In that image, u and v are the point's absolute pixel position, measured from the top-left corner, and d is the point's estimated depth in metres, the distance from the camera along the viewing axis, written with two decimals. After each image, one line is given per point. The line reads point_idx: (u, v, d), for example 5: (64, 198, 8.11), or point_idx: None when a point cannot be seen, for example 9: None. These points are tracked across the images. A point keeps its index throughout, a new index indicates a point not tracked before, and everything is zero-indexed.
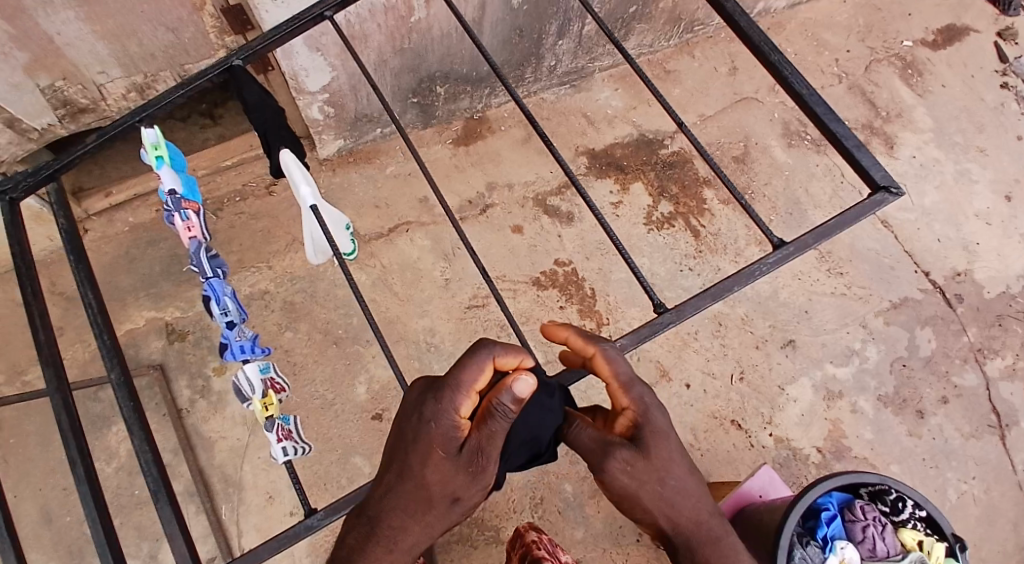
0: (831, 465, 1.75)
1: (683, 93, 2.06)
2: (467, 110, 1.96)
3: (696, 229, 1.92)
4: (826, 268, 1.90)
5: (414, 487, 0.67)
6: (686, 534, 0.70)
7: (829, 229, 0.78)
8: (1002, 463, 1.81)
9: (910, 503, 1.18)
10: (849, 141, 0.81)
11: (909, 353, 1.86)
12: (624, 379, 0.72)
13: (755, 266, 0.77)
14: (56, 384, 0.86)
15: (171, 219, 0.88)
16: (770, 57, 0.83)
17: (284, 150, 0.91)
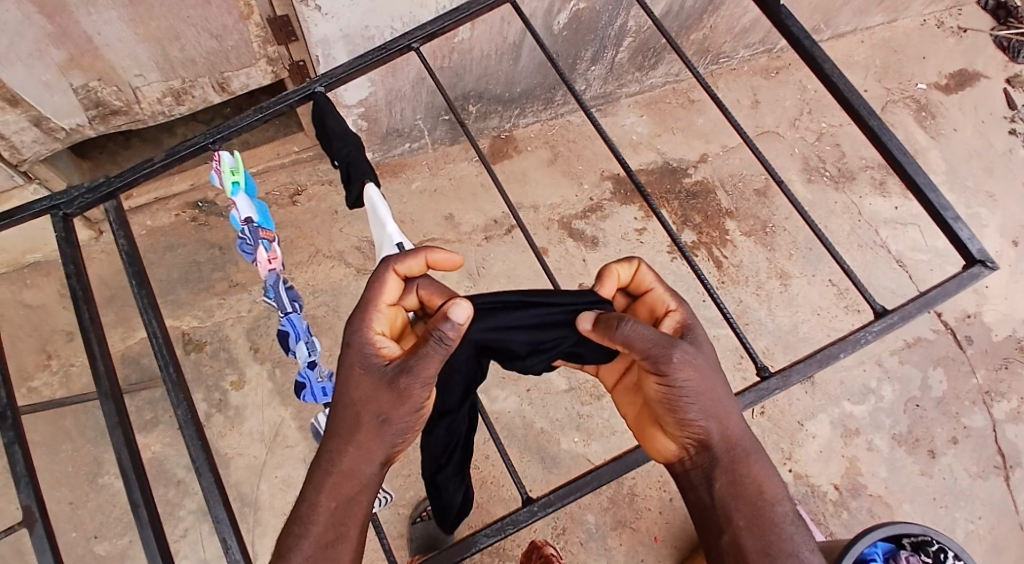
0: (848, 503, 1.81)
1: (707, 123, 2.08)
2: (495, 129, 1.95)
3: (718, 259, 1.93)
4: (844, 305, 1.93)
5: (343, 409, 0.70)
6: (728, 449, 0.72)
7: (928, 301, 0.80)
8: (1006, 502, 1.85)
9: (950, 554, 1.21)
10: (947, 212, 0.82)
11: (922, 393, 1.91)
12: (670, 287, 0.81)
13: (862, 334, 0.80)
14: (117, 419, 0.81)
15: (249, 248, 0.89)
16: (869, 122, 0.84)
17: (368, 183, 0.91)
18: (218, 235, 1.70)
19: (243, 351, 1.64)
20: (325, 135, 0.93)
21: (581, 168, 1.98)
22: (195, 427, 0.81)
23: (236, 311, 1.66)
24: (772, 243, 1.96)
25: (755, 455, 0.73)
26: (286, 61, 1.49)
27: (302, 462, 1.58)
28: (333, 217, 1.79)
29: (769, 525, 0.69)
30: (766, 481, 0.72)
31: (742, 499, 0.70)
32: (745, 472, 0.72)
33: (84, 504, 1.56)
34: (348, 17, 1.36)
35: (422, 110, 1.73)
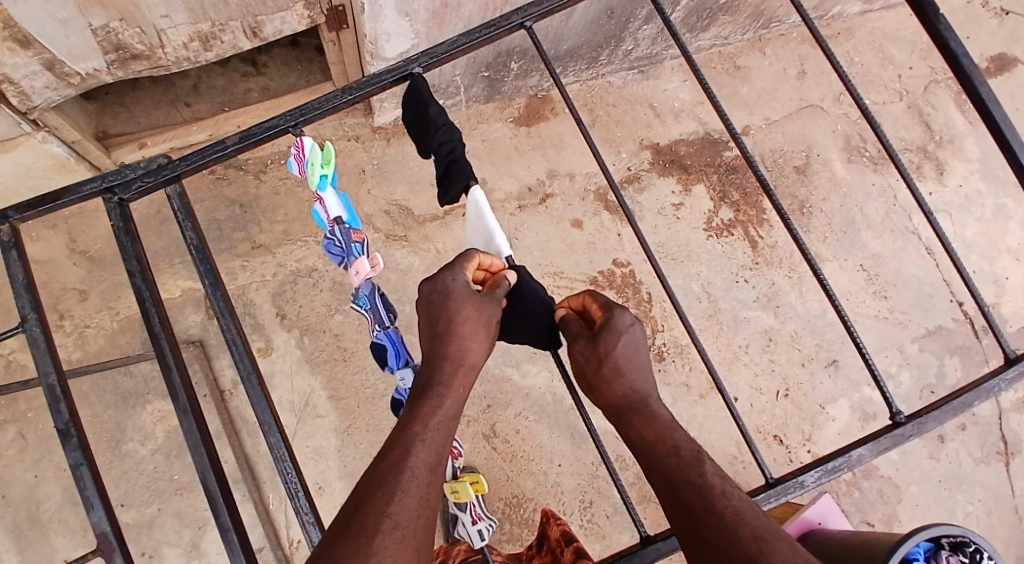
0: (860, 484, 1.85)
1: (751, 92, 2.00)
2: (533, 89, 1.80)
3: (754, 239, 1.88)
4: (872, 290, 1.92)
5: (459, 324, 0.73)
6: (626, 409, 0.74)
7: None
8: (1004, 487, 1.92)
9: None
10: None
11: (937, 381, 1.89)
12: (603, 301, 0.81)
13: (995, 382, 0.78)
14: (199, 437, 0.69)
15: (338, 251, 0.80)
16: (1020, 158, 0.81)
17: (473, 187, 0.81)
18: (238, 191, 1.56)
19: (269, 317, 1.54)
20: (424, 124, 0.83)
21: (619, 135, 1.89)
22: (288, 450, 0.71)
23: (261, 275, 1.55)
24: (808, 226, 1.93)
25: (660, 412, 0.73)
26: (324, 4, 1.29)
27: (333, 432, 1.52)
28: (360, 176, 1.64)
29: (665, 463, 0.67)
30: (656, 427, 0.71)
31: (644, 447, 0.70)
32: (639, 425, 0.72)
33: (106, 472, 1.48)
34: None
35: (463, 65, 1.57)
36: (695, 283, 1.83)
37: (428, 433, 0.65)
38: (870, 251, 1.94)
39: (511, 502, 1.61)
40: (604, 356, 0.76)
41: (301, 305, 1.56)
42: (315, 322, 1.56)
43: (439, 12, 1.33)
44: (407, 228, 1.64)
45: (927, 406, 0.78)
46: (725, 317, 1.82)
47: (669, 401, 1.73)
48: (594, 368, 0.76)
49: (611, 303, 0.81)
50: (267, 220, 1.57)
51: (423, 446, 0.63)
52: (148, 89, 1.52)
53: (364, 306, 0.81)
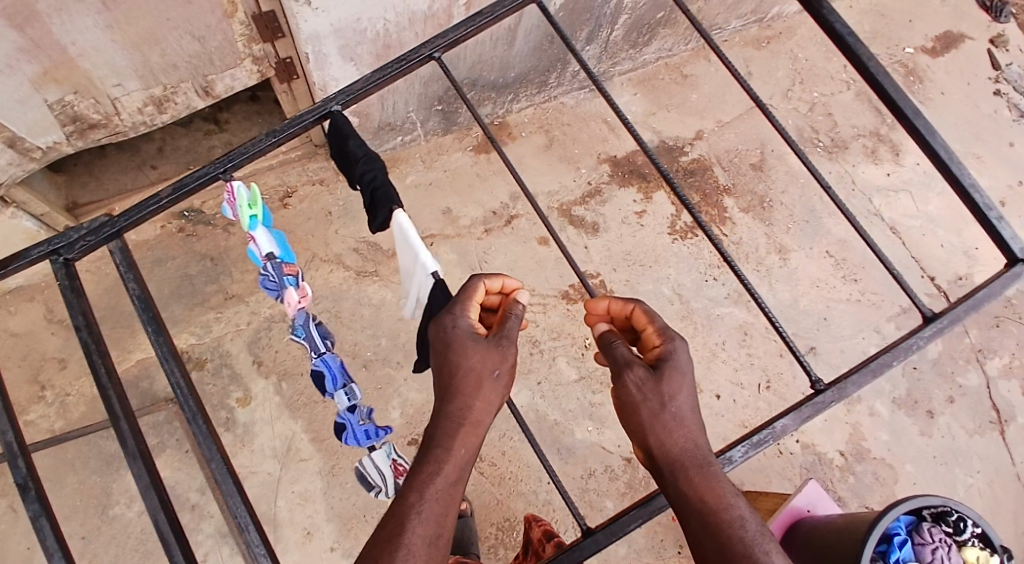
0: (853, 468, 1.82)
1: (701, 98, 2.06)
2: (488, 116, 1.88)
3: (719, 238, 1.93)
4: (842, 275, 1.95)
5: (464, 373, 0.75)
6: (678, 465, 0.71)
7: (980, 300, 0.80)
8: (1003, 457, 1.92)
9: (969, 522, 1.14)
10: (991, 212, 0.82)
11: (920, 356, 1.93)
12: (659, 328, 0.82)
13: (913, 340, 0.82)
14: (150, 480, 0.70)
15: (273, 286, 0.85)
16: (912, 122, 0.83)
17: (396, 210, 0.83)
18: (208, 245, 1.63)
19: (246, 366, 1.58)
20: (347, 157, 0.87)
21: (578, 152, 1.93)
22: (237, 484, 0.69)
23: (235, 324, 1.60)
24: (770, 219, 1.97)
25: (722, 475, 0.71)
26: (272, 59, 1.34)
27: (318, 474, 1.54)
28: (327, 218, 1.66)
29: (726, 535, 0.65)
30: (714, 489, 0.69)
31: (693, 511, 0.68)
32: (698, 485, 0.69)
33: (95, 538, 1.51)
34: (341, 11, 1.22)
35: (415, 101, 1.62)
36: (665, 286, 1.87)
37: (425, 504, 0.66)
38: (835, 237, 1.98)
39: (503, 526, 1.62)
40: (666, 399, 0.74)
41: (276, 351, 1.60)
42: (294, 365, 1.60)
43: (383, 54, 1.40)
44: (377, 262, 1.65)
45: (848, 371, 0.81)
46: (699, 317, 1.85)
47: None
48: (656, 408, 0.73)
49: (669, 331, 0.81)
50: (239, 271, 1.63)
51: (421, 517, 0.65)
52: (115, 157, 1.58)
53: (300, 334, 0.88)
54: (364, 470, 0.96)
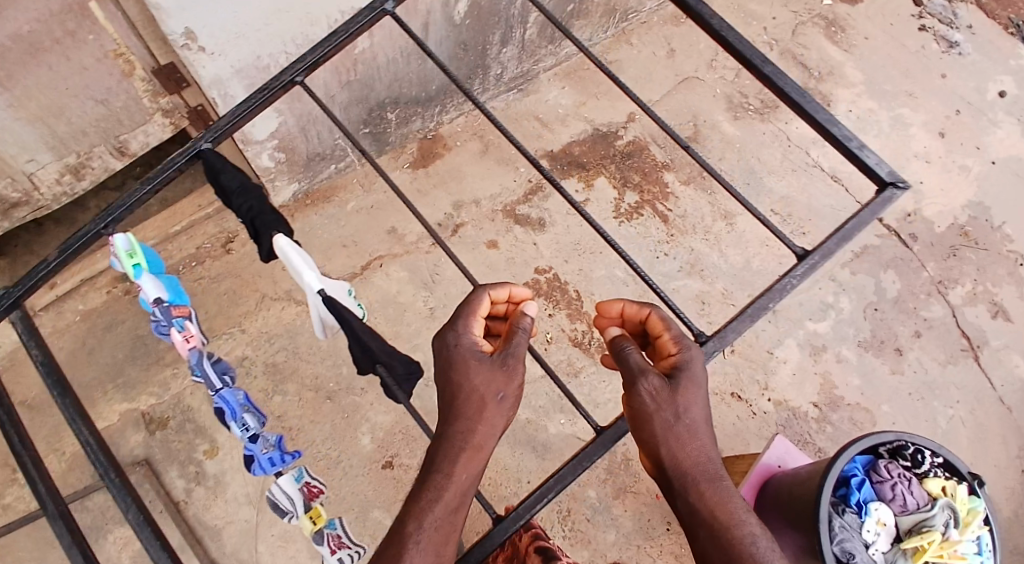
0: (829, 417, 1.82)
1: (628, 82, 2.09)
2: (419, 131, 1.84)
3: (663, 214, 1.96)
4: (790, 230, 1.98)
5: (467, 393, 0.79)
6: (689, 477, 0.75)
7: (850, 231, 0.87)
8: (981, 381, 1.95)
9: (927, 453, 1.26)
10: (851, 143, 0.89)
11: (879, 296, 1.95)
12: (674, 335, 0.84)
13: (787, 279, 0.85)
14: (71, 538, 0.71)
15: (165, 329, 1.00)
16: (762, 70, 0.91)
17: (278, 235, 0.88)
18: None
19: (209, 418, 1.61)
20: (222, 193, 0.89)
21: (514, 152, 1.88)
22: (154, 527, 0.70)
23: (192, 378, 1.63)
24: (711, 187, 1.99)
25: (730, 491, 0.75)
26: (183, 109, 1.36)
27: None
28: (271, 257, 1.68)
29: (734, 550, 0.70)
30: (722, 506, 0.73)
31: (701, 526, 0.73)
32: (709, 501, 0.74)
33: None
34: (239, 52, 1.22)
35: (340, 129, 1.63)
36: (619, 269, 1.83)
37: (424, 532, 0.71)
38: (778, 194, 2.02)
39: (489, 532, 1.64)
40: (677, 410, 0.78)
41: None
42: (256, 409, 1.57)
43: None
44: None
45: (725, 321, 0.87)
46: (656, 294, 1.86)
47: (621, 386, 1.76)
48: (669, 420, 0.77)
49: (683, 340, 0.84)
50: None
51: (420, 546, 0.69)
52: (52, 232, 1.62)
53: (199, 374, 1.09)
54: (275, 497, 1.17)
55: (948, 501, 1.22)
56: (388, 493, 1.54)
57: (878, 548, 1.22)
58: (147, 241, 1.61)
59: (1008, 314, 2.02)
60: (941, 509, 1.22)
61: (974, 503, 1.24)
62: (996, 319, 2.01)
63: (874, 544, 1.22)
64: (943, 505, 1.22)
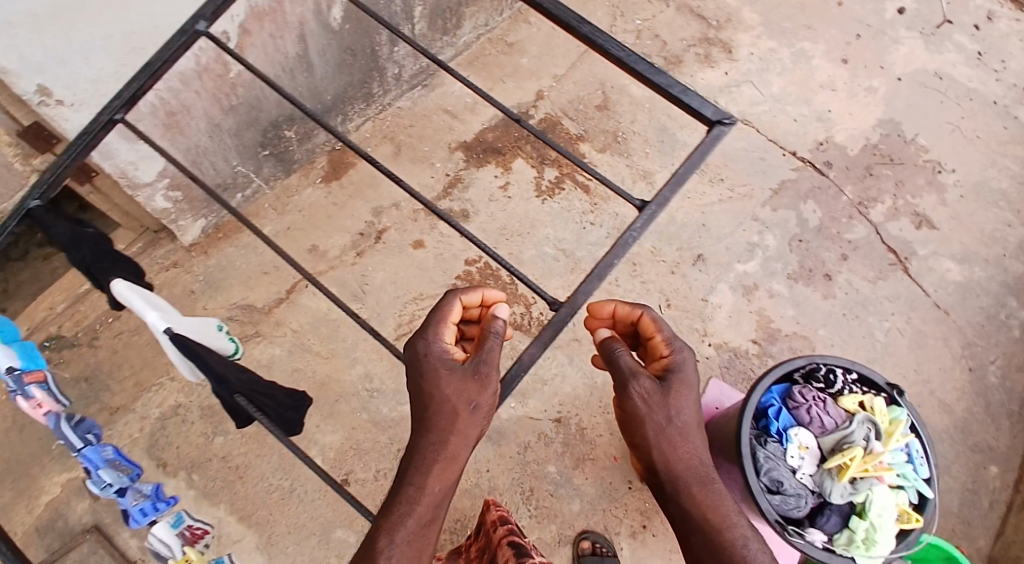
0: (768, 351, 1.90)
1: (531, 61, 2.13)
2: (326, 143, 1.82)
3: (585, 184, 2.00)
4: (708, 179, 2.06)
5: (442, 405, 0.87)
6: (682, 479, 0.87)
7: (679, 180, 0.98)
8: (915, 291, 2.02)
9: (838, 373, 1.35)
10: (674, 88, 0.95)
11: (801, 228, 2.03)
12: (666, 336, 0.96)
13: (629, 234, 0.97)
14: None
15: (21, 395, 1.00)
16: (580, 28, 0.95)
17: (116, 280, 1.00)
18: (78, 368, 1.61)
19: (152, 471, 1.57)
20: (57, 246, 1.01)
21: (427, 149, 1.94)
22: None
23: (128, 435, 1.60)
24: (627, 151, 2.05)
25: (720, 492, 0.87)
26: None
27: (255, 549, 1.55)
28: (190, 297, 1.63)
29: (723, 549, 0.82)
30: (712, 510, 0.85)
31: (695, 527, 0.85)
32: (701, 503, 0.86)
33: None
34: (98, 97, 1.25)
35: (235, 155, 1.61)
36: (548, 247, 1.92)
37: (395, 548, 0.81)
38: (693, 146, 2.08)
39: (456, 527, 1.66)
40: (670, 412, 0.89)
41: (177, 447, 1.60)
42: (197, 453, 1.60)
43: (170, 121, 1.39)
44: (256, 322, 1.65)
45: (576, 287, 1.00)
46: (587, 264, 1.92)
47: (567, 361, 1.82)
48: (661, 423, 0.88)
49: (675, 344, 0.95)
50: (117, 383, 1.62)
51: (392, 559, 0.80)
52: None
53: (63, 439, 1.11)
54: (154, 545, 1.44)
55: (863, 415, 1.30)
56: (349, 511, 1.60)
57: (805, 472, 1.30)
58: (57, 306, 1.59)
59: (931, 222, 2.10)
60: (859, 423, 1.29)
61: (895, 414, 1.32)
62: (921, 229, 2.09)
63: (800, 468, 1.29)
64: (860, 419, 1.29)
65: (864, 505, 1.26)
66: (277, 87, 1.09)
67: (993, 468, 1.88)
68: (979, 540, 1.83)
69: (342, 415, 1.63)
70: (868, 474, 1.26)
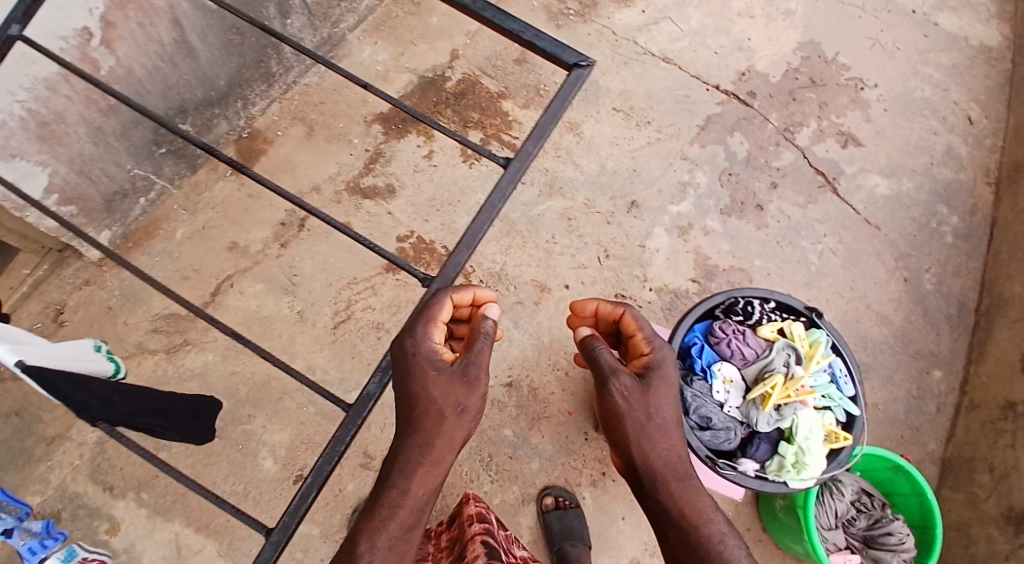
0: (708, 288, 1.92)
1: (442, 19, 2.04)
2: (231, 132, 1.78)
3: (511, 143, 1.96)
4: (636, 123, 2.04)
5: (430, 407, 0.94)
6: (660, 474, 0.95)
7: (542, 130, 0.98)
8: (845, 210, 2.05)
9: (756, 304, 1.43)
10: (527, 34, 0.96)
11: (730, 162, 2.04)
12: (647, 335, 1.06)
13: (496, 194, 0.97)
14: None
15: None
16: None
17: None
18: (7, 403, 1.60)
19: (101, 496, 1.63)
20: None
21: (341, 126, 1.86)
22: None
23: (69, 463, 1.63)
24: (551, 103, 2.01)
25: (695, 487, 0.96)
26: None
27: (217, 555, 1.63)
28: (109, 313, 1.65)
29: (698, 542, 0.90)
30: (688, 505, 0.93)
31: (673, 522, 0.92)
32: (678, 499, 0.94)
33: None
34: None
35: (127, 157, 1.54)
36: (481, 213, 1.87)
37: (379, 550, 0.88)
38: (617, 91, 2.06)
39: None
40: (648, 408, 0.98)
41: (121, 469, 1.65)
42: (142, 469, 1.65)
43: (44, 132, 1.33)
44: (182, 330, 1.68)
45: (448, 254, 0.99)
46: (521, 225, 1.90)
47: (512, 325, 1.82)
48: (641, 419, 0.97)
49: (655, 345, 1.05)
50: (48, 413, 1.63)
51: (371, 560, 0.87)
52: None
53: None
54: None
55: (782, 342, 1.40)
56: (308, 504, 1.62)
57: (732, 404, 1.40)
58: None
59: (857, 139, 2.12)
60: (778, 350, 1.40)
61: (815, 336, 1.42)
62: (847, 148, 2.10)
63: (726, 401, 1.40)
64: (779, 347, 1.40)
65: (792, 430, 1.37)
66: (105, 89, 0.99)
67: (937, 373, 1.94)
68: (930, 445, 1.89)
69: (291, 411, 1.68)
70: (791, 400, 1.37)
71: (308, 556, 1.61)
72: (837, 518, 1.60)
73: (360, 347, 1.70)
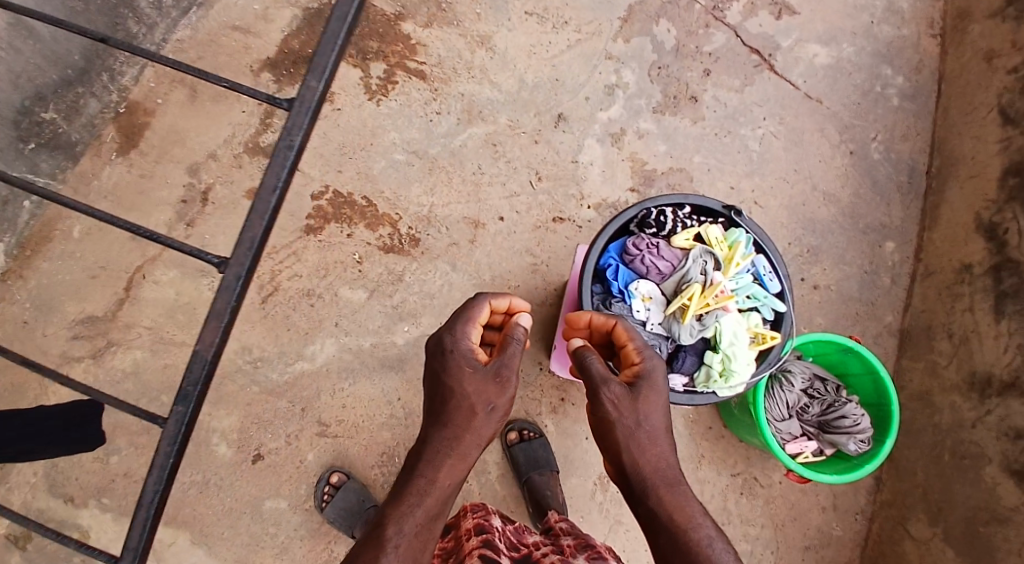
0: (648, 195, 1.84)
1: None
2: (106, 109, 1.61)
3: (419, 71, 1.80)
4: (551, 26, 1.87)
5: (459, 403, 0.99)
6: (650, 482, 0.94)
7: (325, 55, 0.87)
8: (785, 88, 1.93)
9: (669, 213, 1.37)
10: None
11: (658, 54, 1.89)
12: (638, 344, 1.09)
13: (286, 139, 0.87)
14: None
15: None
16: None
17: None
18: None
19: (62, 510, 1.56)
20: None
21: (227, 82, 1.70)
22: None
23: (26, 481, 1.57)
24: (455, 18, 1.83)
25: (686, 495, 0.93)
26: None
27: (192, 545, 1.58)
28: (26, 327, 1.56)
29: (688, 550, 0.87)
30: (682, 510, 0.91)
31: (663, 529, 0.90)
32: (667, 504, 0.92)
33: None
34: None
35: None
36: (398, 153, 1.76)
37: (401, 539, 0.88)
38: None
39: (383, 460, 1.65)
40: (640, 417, 0.98)
41: (78, 481, 1.58)
42: (97, 477, 1.58)
43: None
44: (104, 332, 1.58)
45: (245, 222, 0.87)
46: (444, 160, 1.78)
47: (449, 268, 1.73)
48: (634, 426, 0.97)
49: (648, 354, 1.07)
50: None
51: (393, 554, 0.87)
52: None
53: None
54: None
55: (699, 248, 1.34)
56: (271, 481, 1.61)
57: (654, 321, 1.35)
58: None
59: (791, 7, 1.96)
60: (697, 257, 1.34)
61: (734, 237, 1.36)
62: (782, 18, 1.95)
63: (648, 319, 1.34)
64: (698, 253, 1.34)
65: (717, 337, 1.33)
66: None
67: (889, 245, 1.90)
68: (887, 318, 1.88)
69: (234, 394, 1.63)
70: (712, 308, 1.32)
71: (280, 531, 1.60)
72: (789, 409, 1.60)
73: (291, 318, 1.67)
